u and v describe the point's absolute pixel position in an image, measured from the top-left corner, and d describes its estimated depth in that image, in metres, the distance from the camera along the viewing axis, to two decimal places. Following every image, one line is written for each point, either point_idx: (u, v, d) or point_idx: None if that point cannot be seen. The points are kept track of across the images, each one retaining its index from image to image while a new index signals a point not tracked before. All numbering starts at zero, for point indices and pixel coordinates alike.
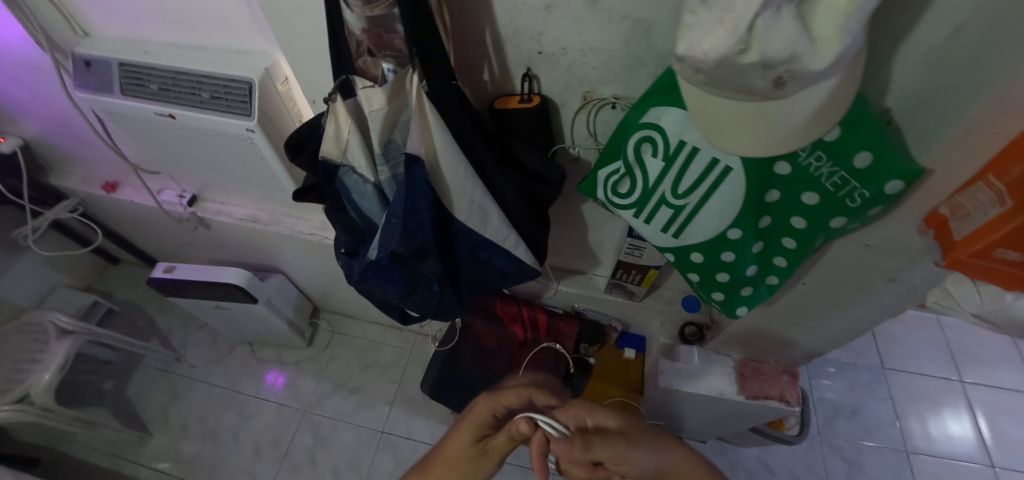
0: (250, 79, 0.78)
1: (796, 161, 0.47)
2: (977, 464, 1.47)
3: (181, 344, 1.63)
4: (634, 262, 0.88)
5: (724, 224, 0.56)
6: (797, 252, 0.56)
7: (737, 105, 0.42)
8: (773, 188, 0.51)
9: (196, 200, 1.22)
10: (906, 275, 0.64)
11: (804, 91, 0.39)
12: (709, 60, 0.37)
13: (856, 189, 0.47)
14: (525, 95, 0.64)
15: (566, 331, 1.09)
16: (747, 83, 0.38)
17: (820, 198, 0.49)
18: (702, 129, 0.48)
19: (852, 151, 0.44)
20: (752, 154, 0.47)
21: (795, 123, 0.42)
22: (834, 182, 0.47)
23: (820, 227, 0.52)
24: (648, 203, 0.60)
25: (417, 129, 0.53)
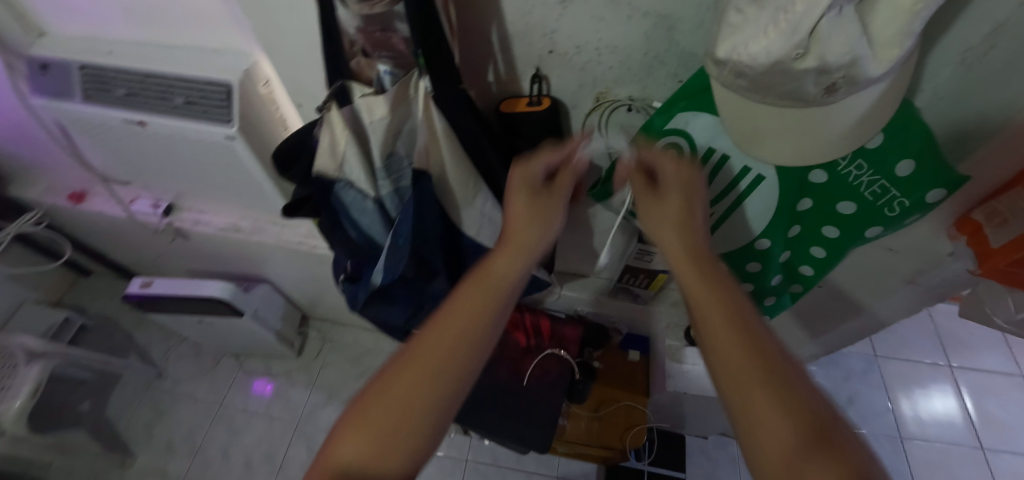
0: (229, 83, 0.71)
1: (834, 169, 0.44)
2: (968, 447, 1.51)
3: (163, 359, 1.55)
4: (643, 266, 0.85)
5: (753, 234, 0.54)
6: (826, 262, 0.54)
7: (780, 114, 0.39)
8: (806, 197, 0.48)
9: (172, 210, 1.14)
10: (927, 277, 0.63)
11: (854, 96, 0.36)
12: (757, 66, 0.33)
13: (897, 198, 0.44)
14: (534, 98, 0.60)
15: (570, 336, 1.06)
16: (797, 90, 0.34)
17: (857, 207, 0.46)
18: (735, 136, 0.45)
19: (895, 158, 0.41)
20: (790, 163, 0.43)
21: (840, 130, 0.39)
22: (874, 190, 0.44)
23: (854, 236, 0.49)
24: None
25: (425, 141, 0.49)
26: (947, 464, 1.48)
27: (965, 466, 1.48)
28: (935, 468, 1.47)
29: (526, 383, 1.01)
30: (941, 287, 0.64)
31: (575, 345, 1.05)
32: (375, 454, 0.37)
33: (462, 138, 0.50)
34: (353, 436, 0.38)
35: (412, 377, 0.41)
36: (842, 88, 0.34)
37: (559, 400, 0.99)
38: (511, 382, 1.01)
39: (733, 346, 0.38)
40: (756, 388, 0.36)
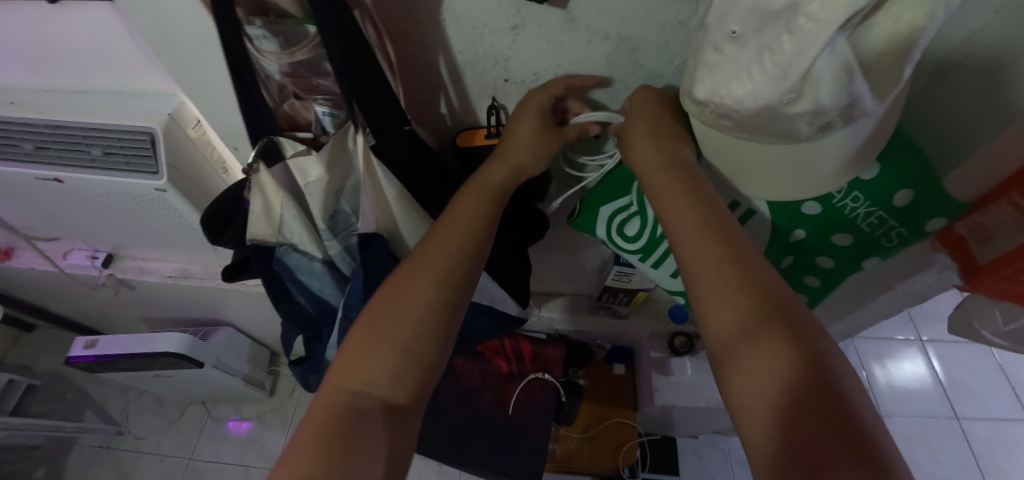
0: (151, 130, 0.64)
1: (829, 202, 0.42)
2: (942, 418, 1.56)
3: (122, 414, 1.44)
4: (622, 286, 0.82)
5: None
6: (822, 290, 0.53)
7: (772, 152, 0.36)
8: (799, 229, 0.45)
9: (112, 260, 1.04)
10: (907, 284, 0.62)
11: (853, 130, 0.32)
12: (744, 110, 0.30)
13: (894, 228, 0.43)
14: (492, 129, 0.55)
15: (553, 358, 1.02)
16: (789, 129, 0.31)
17: (852, 239, 0.45)
18: (724, 173, 0.42)
19: (892, 191, 0.40)
20: (782, 196, 0.41)
21: (835, 163, 0.36)
22: (872, 221, 0.43)
23: (852, 266, 0.48)
24: (655, 249, 0.58)
25: (371, 199, 0.43)
26: (925, 437, 1.52)
27: (941, 436, 1.54)
28: (914, 441, 1.52)
29: (511, 412, 0.97)
30: (922, 291, 0.63)
31: (559, 366, 1.01)
32: (382, 378, 0.40)
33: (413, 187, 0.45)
34: (354, 370, 0.39)
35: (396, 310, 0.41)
36: (838, 128, 0.31)
37: (547, 425, 0.96)
38: (497, 413, 0.97)
39: (707, 247, 0.38)
40: (721, 275, 0.36)
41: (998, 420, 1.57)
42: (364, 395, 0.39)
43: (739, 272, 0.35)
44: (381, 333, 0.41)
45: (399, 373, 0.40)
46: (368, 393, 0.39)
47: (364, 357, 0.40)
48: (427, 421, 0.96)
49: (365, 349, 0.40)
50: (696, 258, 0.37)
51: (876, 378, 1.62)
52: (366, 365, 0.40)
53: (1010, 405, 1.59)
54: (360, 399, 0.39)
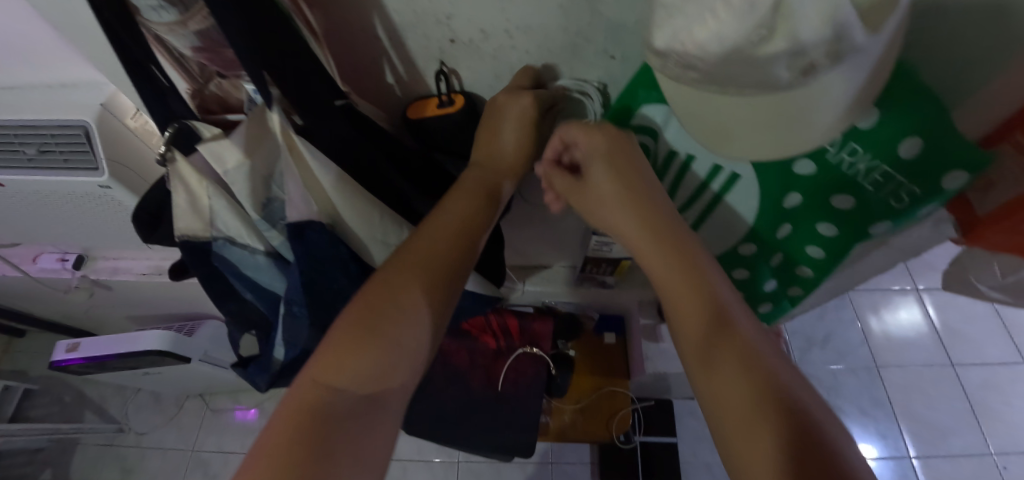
0: (84, 123, 0.60)
1: (823, 157, 0.36)
2: (937, 365, 1.57)
3: (122, 412, 1.46)
4: (602, 257, 0.79)
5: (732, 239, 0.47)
6: (828, 262, 0.45)
7: (753, 106, 0.30)
8: (792, 191, 0.40)
9: (83, 261, 1.00)
10: (901, 237, 0.58)
11: (843, 71, 0.27)
12: (710, 57, 0.26)
13: (904, 186, 0.35)
14: (444, 97, 0.50)
15: (541, 332, 1.00)
16: (765, 79, 0.27)
17: (855, 202, 0.38)
18: (696, 134, 0.36)
19: (895, 139, 0.33)
20: (764, 158, 0.35)
21: (829, 118, 0.31)
22: (874, 179, 0.36)
23: (857, 235, 0.41)
24: None
25: (295, 184, 0.40)
26: (919, 385, 1.54)
27: (937, 384, 1.55)
28: (910, 390, 1.53)
29: (501, 389, 0.96)
30: (916, 243, 0.60)
31: (548, 338, 0.99)
32: (371, 374, 0.38)
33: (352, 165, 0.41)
34: (336, 365, 0.37)
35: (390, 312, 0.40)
36: (824, 74, 0.26)
37: (539, 398, 0.95)
38: (486, 391, 0.95)
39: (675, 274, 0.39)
40: (695, 313, 0.38)
41: (993, 364, 1.57)
42: (341, 392, 0.36)
43: (706, 304, 0.37)
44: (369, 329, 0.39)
45: (382, 370, 0.38)
46: (347, 390, 0.37)
47: (349, 355, 0.38)
48: (414, 404, 0.95)
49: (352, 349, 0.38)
50: (672, 293, 0.39)
51: (873, 330, 1.62)
52: (350, 362, 0.37)
53: (1004, 349, 1.60)
54: (343, 398, 0.36)
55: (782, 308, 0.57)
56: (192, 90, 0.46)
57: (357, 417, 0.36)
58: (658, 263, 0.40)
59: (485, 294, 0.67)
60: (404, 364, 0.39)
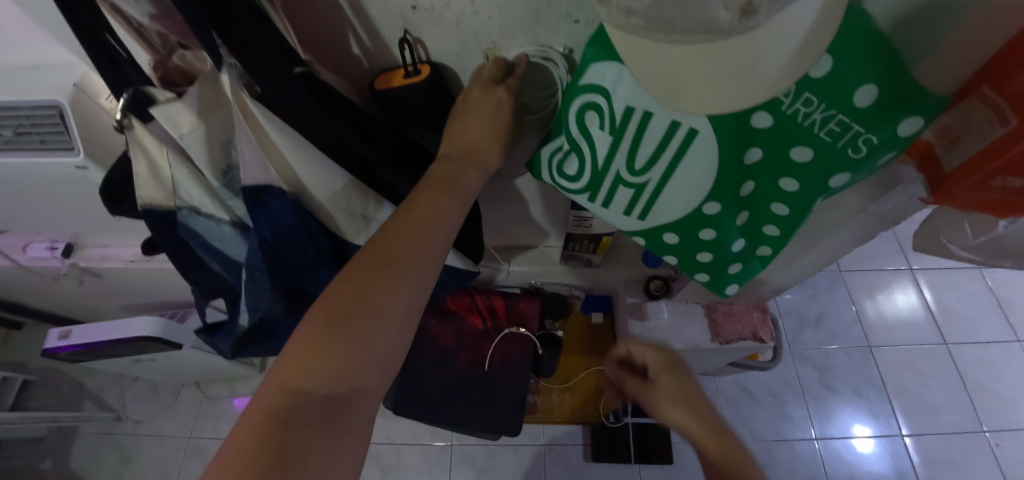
0: (58, 104, 0.60)
1: (777, 110, 0.35)
2: (931, 344, 1.57)
3: (119, 401, 1.49)
4: (582, 233, 0.79)
5: (699, 199, 0.44)
6: (793, 217, 0.44)
7: (698, 55, 0.29)
8: (754, 146, 0.39)
9: (72, 250, 1.01)
10: (878, 206, 0.57)
11: (785, 12, 0.26)
12: None
13: (861, 135, 0.35)
14: (410, 67, 0.50)
15: (528, 311, 1.00)
16: (706, 19, 0.25)
17: (815, 154, 0.38)
18: (651, 89, 0.35)
19: (849, 88, 0.32)
20: (719, 111, 0.35)
21: (778, 65, 0.30)
22: (831, 130, 0.36)
23: (818, 189, 0.41)
24: (601, 185, 0.47)
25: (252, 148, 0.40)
26: (912, 364, 1.54)
27: (930, 363, 1.55)
28: (902, 369, 1.54)
29: (488, 369, 0.96)
30: (896, 212, 0.58)
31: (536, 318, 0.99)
32: (335, 375, 0.37)
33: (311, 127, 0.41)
34: (301, 369, 0.37)
35: (358, 314, 0.40)
36: (766, 19, 0.25)
37: (525, 377, 0.96)
38: (473, 371, 0.96)
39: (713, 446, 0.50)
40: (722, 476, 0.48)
41: (986, 342, 1.57)
42: (306, 395, 0.36)
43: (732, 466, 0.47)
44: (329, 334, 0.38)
45: (344, 371, 0.38)
46: (309, 392, 0.36)
47: (313, 356, 0.37)
48: (400, 385, 0.95)
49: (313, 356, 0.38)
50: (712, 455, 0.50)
51: (866, 312, 1.62)
52: (312, 367, 0.37)
53: (998, 327, 1.60)
54: (309, 401, 0.36)
55: (748, 275, 0.55)
56: (156, 62, 0.46)
57: (320, 422, 0.36)
58: (692, 427, 0.53)
59: (460, 269, 0.67)
60: (370, 366, 0.39)
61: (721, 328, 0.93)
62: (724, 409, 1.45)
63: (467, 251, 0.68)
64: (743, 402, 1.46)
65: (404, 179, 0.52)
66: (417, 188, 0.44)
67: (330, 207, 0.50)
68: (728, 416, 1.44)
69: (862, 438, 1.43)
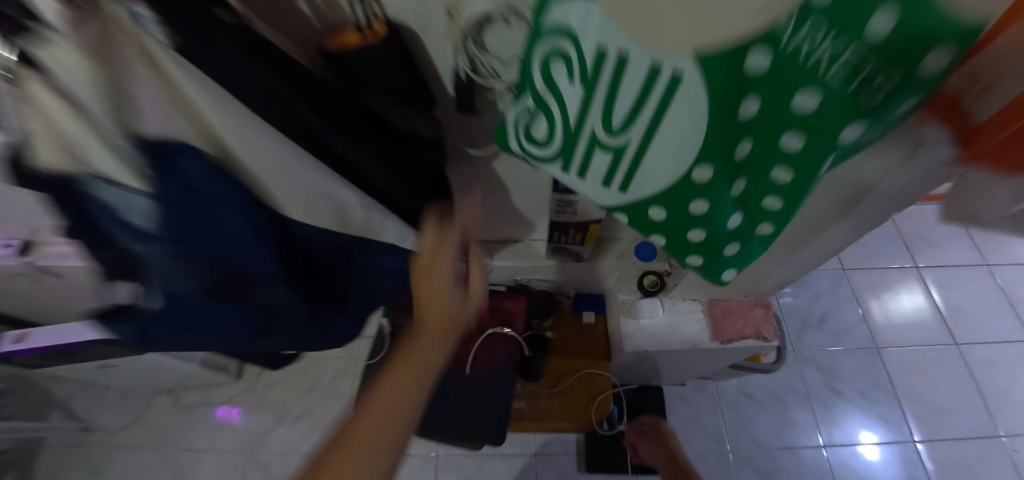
0: None
1: (773, 47, 0.28)
2: (941, 345, 1.51)
3: (90, 409, 1.43)
4: (567, 222, 0.73)
5: (686, 162, 0.38)
6: (798, 184, 0.37)
7: None
8: (748, 97, 0.32)
9: (29, 248, 0.95)
10: (892, 184, 0.50)
11: None
12: None
13: (876, 76, 0.27)
14: (362, 24, 0.44)
15: (513, 309, 0.94)
16: None
17: (818, 104, 0.30)
18: (621, 23, 0.30)
19: (918, 53, 0.25)
20: (704, 45, 0.28)
21: None
22: (838, 71, 0.27)
23: (824, 147, 0.33)
24: (575, 149, 0.41)
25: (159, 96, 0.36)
26: (922, 366, 1.47)
27: (941, 364, 1.48)
28: (912, 371, 1.47)
29: (469, 372, 0.90)
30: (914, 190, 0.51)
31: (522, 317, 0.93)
32: None
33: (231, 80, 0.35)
34: None
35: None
36: None
37: (509, 381, 0.89)
38: (453, 374, 0.90)
39: None
40: None
41: (998, 343, 1.51)
42: None
43: None
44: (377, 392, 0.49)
45: None
46: None
47: None
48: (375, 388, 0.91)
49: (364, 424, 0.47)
50: None
51: (875, 317, 1.54)
52: None
53: (1009, 326, 1.54)
54: None
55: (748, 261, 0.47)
56: None
57: None
58: None
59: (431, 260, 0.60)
60: None
61: (721, 327, 0.87)
62: (725, 415, 1.37)
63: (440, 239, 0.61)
64: (745, 408, 1.38)
65: (351, 148, 0.47)
66: (395, 362, 0.50)
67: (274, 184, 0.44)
68: (730, 422, 1.37)
69: (870, 445, 1.36)
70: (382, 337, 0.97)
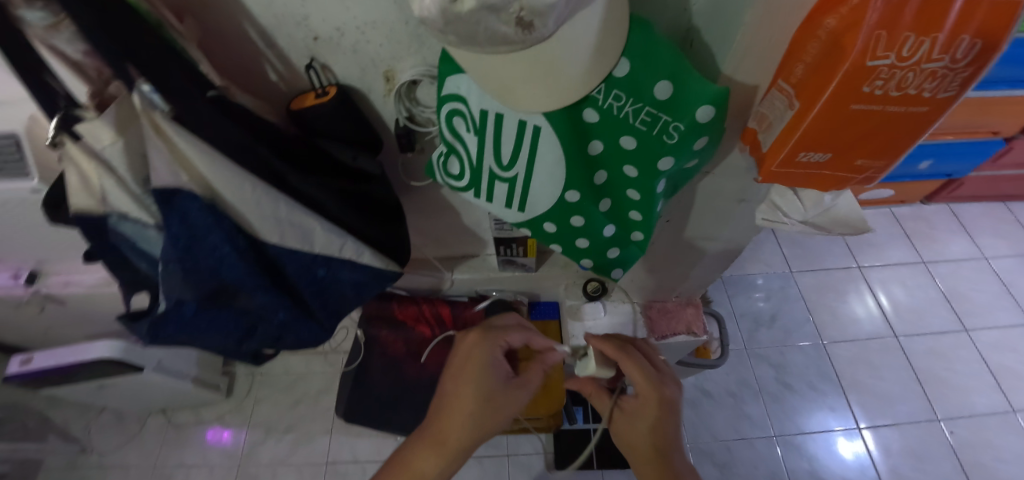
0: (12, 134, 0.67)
1: (599, 106, 0.42)
2: (881, 337, 1.65)
3: (84, 433, 1.55)
4: (510, 237, 0.84)
5: (559, 188, 0.50)
6: (645, 201, 0.51)
7: (509, 60, 0.36)
8: (594, 139, 0.46)
9: (36, 278, 1.08)
10: (751, 194, 0.64)
11: (564, 27, 0.34)
12: (436, 18, 0.31)
13: (670, 123, 0.42)
14: (320, 90, 0.57)
15: (473, 318, 1.04)
16: (493, 32, 0.32)
17: (638, 142, 0.45)
18: (495, 92, 0.41)
19: (691, 109, 0.41)
20: (552, 106, 0.41)
21: (578, 67, 0.37)
22: (643, 119, 0.42)
23: (652, 175, 0.47)
24: (481, 181, 0.54)
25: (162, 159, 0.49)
26: (867, 358, 1.61)
27: (881, 356, 1.63)
28: (855, 363, 1.60)
29: (432, 375, 1.05)
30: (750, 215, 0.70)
31: (474, 334, 0.79)
32: (443, 422, 0.71)
33: (217, 129, 0.49)
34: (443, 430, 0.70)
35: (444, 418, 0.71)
36: (544, 29, 0.32)
37: None
38: (419, 375, 1.05)
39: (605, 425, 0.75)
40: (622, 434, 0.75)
41: (937, 334, 1.68)
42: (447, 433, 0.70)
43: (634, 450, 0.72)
44: (455, 374, 0.74)
45: (444, 428, 0.70)
46: (457, 429, 0.70)
47: (450, 422, 0.70)
48: (356, 389, 1.08)
49: (465, 358, 0.76)
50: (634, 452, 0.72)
51: (821, 312, 1.69)
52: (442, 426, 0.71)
53: (945, 318, 1.70)
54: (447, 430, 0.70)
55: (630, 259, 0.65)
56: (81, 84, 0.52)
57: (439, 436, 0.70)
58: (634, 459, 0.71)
59: (384, 269, 0.71)
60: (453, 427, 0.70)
61: (656, 325, 1.01)
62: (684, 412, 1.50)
63: (391, 253, 0.75)
64: (702, 403, 1.51)
65: (321, 188, 0.60)
66: (459, 370, 0.75)
67: (243, 215, 0.57)
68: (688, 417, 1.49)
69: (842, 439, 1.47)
70: (359, 345, 1.11)
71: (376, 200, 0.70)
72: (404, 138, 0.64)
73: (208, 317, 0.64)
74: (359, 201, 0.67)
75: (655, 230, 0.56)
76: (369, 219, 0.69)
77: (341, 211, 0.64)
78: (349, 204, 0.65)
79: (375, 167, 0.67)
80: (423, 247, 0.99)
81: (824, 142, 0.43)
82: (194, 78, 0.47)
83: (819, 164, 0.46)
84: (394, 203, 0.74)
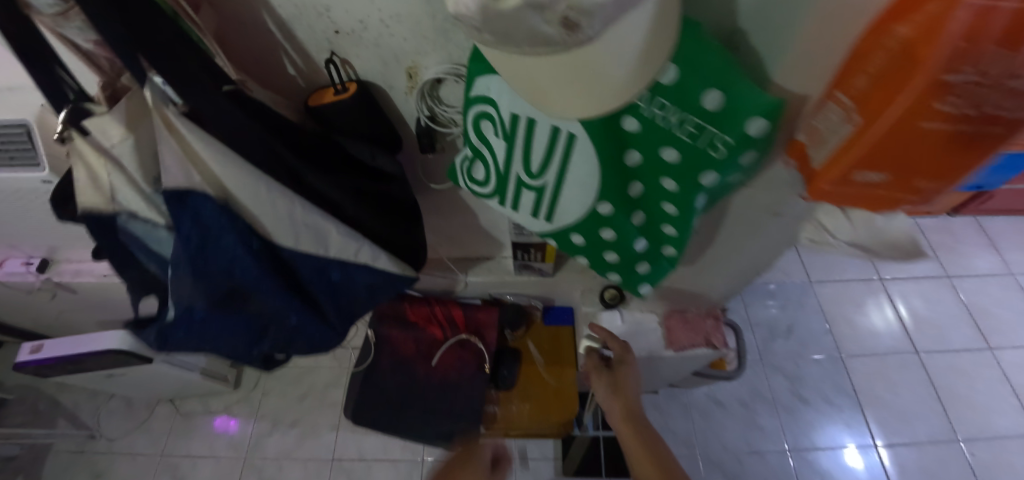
0: (24, 122, 0.65)
1: (640, 114, 0.39)
2: (901, 352, 1.60)
3: (93, 418, 1.56)
4: (528, 242, 0.81)
5: (591, 199, 0.47)
6: (682, 216, 0.48)
7: (547, 65, 0.32)
8: (632, 149, 0.43)
9: (47, 265, 1.07)
10: (788, 208, 0.61)
11: (613, 30, 0.30)
12: (473, 14, 0.28)
13: (716, 136, 0.39)
14: (339, 85, 0.54)
15: (486, 320, 1.05)
16: (536, 32, 0.28)
17: (680, 154, 0.41)
18: (528, 96, 0.38)
19: (742, 122, 0.37)
20: (589, 114, 0.38)
21: (622, 73, 0.34)
22: (688, 130, 0.39)
23: (692, 189, 0.44)
24: (507, 188, 0.51)
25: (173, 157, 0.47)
26: (886, 373, 1.57)
27: (900, 372, 1.58)
28: (873, 377, 1.56)
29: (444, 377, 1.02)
30: (783, 229, 0.66)
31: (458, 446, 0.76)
32: None
33: (229, 125, 0.47)
34: None
35: None
36: (591, 33, 0.29)
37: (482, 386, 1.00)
38: (430, 377, 1.02)
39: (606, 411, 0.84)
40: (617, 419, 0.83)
41: (959, 350, 1.62)
42: None
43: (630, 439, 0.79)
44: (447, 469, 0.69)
45: None
46: None
47: None
48: (363, 390, 1.03)
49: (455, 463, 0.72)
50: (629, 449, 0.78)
51: (839, 324, 1.64)
52: None
53: (969, 335, 1.65)
54: None
55: (658, 274, 0.61)
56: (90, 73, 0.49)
57: None
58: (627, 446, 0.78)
59: (399, 272, 0.68)
60: None
61: (675, 336, 0.96)
62: (695, 421, 1.47)
63: (407, 255, 0.72)
64: (714, 413, 1.48)
65: (338, 187, 0.57)
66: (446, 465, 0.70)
67: (256, 215, 0.55)
68: (699, 426, 1.46)
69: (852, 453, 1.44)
70: (368, 346, 1.08)
71: (393, 201, 0.67)
72: (425, 136, 0.61)
73: (218, 318, 0.62)
74: (376, 202, 0.64)
75: (688, 245, 0.53)
76: (386, 220, 0.66)
77: (357, 213, 0.61)
78: (365, 205, 0.62)
79: (393, 167, 0.64)
80: (437, 246, 0.97)
81: (887, 161, 0.40)
82: (208, 72, 0.44)
83: (877, 184, 0.42)
84: (411, 204, 0.71)
